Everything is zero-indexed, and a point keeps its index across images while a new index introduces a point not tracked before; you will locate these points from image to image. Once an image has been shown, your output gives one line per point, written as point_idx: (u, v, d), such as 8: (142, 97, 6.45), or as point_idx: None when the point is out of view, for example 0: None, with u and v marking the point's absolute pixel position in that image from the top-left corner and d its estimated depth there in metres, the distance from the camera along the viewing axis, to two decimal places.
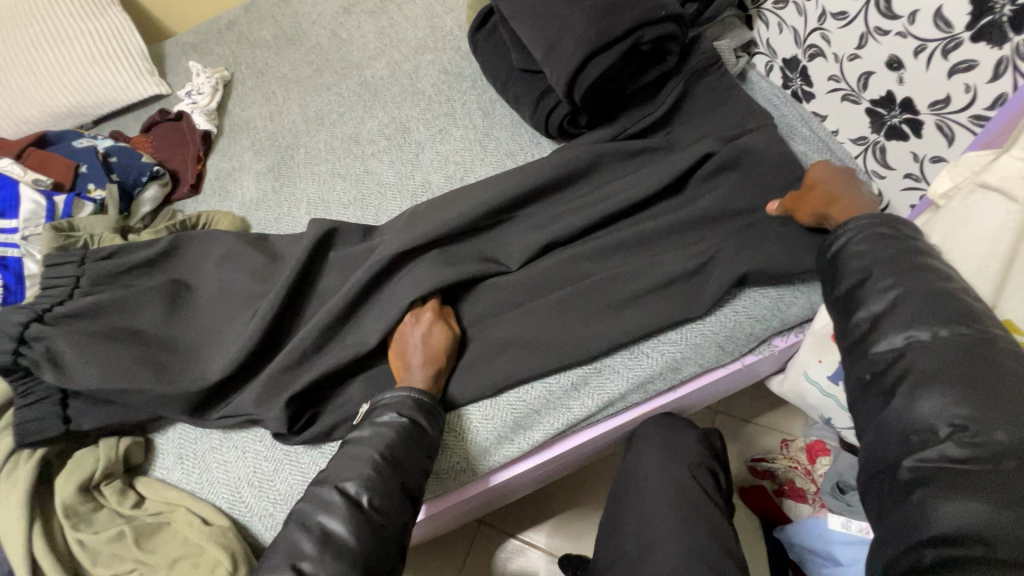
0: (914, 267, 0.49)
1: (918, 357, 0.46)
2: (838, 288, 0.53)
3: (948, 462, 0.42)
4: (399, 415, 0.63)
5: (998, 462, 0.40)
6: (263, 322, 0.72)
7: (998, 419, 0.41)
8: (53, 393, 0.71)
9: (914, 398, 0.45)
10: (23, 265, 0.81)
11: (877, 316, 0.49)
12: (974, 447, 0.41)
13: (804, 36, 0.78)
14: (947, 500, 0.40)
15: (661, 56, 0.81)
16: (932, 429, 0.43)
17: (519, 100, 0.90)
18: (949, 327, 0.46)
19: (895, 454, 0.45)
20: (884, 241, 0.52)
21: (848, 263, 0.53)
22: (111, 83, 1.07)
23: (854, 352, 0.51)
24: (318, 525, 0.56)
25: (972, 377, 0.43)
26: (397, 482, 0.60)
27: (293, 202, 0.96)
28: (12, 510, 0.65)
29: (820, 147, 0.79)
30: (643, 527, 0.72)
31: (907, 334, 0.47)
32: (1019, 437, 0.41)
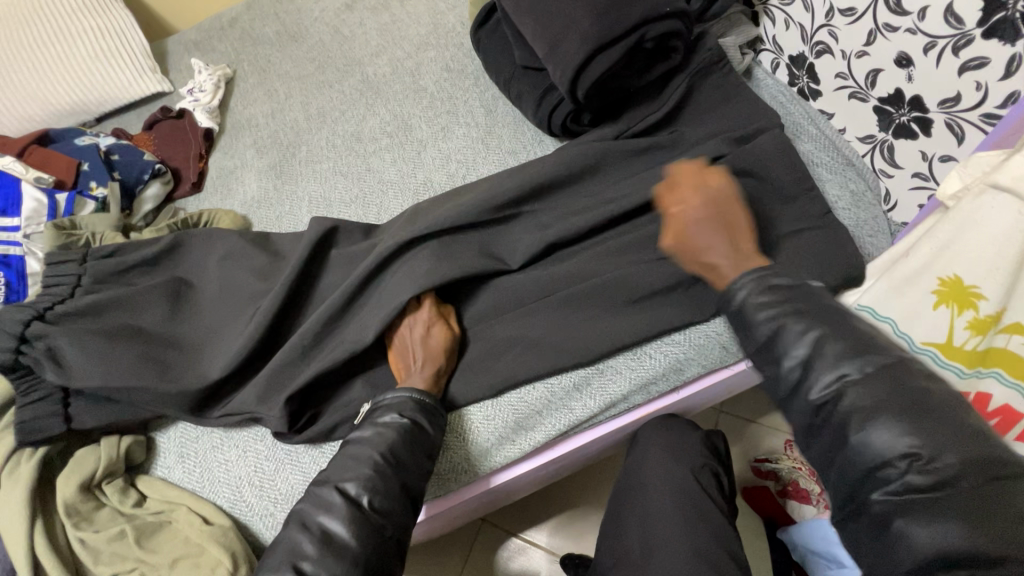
0: (827, 309, 0.49)
1: (855, 396, 0.45)
2: (755, 337, 0.51)
3: (915, 491, 0.41)
4: (400, 415, 0.62)
5: (956, 484, 0.40)
6: (265, 320, 0.72)
7: (945, 440, 0.41)
8: (54, 391, 0.71)
9: (866, 434, 0.43)
10: (25, 262, 0.81)
11: (805, 361, 0.48)
12: (930, 473, 0.41)
13: (811, 33, 0.76)
14: (924, 527, 0.40)
15: (666, 53, 0.80)
16: (891, 463, 0.42)
17: (522, 98, 0.89)
18: (873, 361, 0.46)
19: (862, 491, 0.44)
20: (781, 285, 0.51)
21: (758, 313, 0.51)
22: (113, 80, 1.07)
23: (792, 399, 0.49)
24: (319, 525, 0.56)
25: (911, 404, 0.43)
26: (398, 482, 0.59)
27: (295, 200, 0.95)
28: (14, 508, 0.65)
29: (827, 145, 0.79)
30: (646, 529, 0.71)
31: (838, 373, 0.46)
32: (966, 451, 0.41)
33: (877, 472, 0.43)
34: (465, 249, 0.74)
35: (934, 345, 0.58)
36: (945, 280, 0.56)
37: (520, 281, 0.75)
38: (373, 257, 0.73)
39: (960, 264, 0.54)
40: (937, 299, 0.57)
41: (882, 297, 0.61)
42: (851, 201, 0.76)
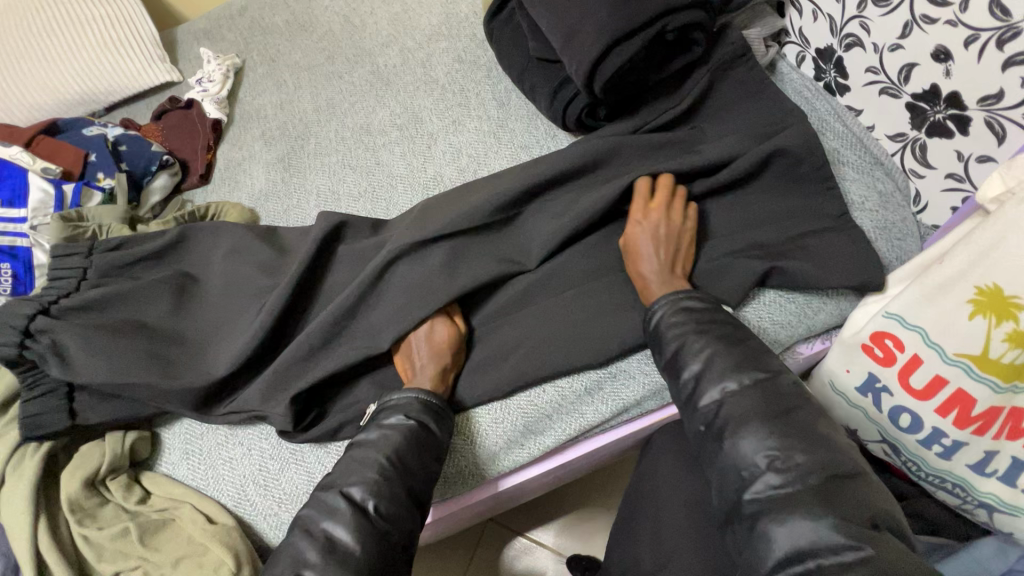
0: (722, 337, 0.58)
1: (732, 404, 0.53)
2: (663, 352, 0.61)
3: (772, 489, 0.48)
4: (406, 418, 0.61)
5: (804, 480, 0.48)
6: (271, 317, 0.71)
7: (797, 444, 0.50)
8: (58, 386, 0.70)
9: (736, 438, 0.52)
10: (32, 254, 0.80)
11: (698, 373, 0.57)
12: (784, 471, 0.49)
13: (840, 24, 0.73)
14: (780, 526, 0.46)
15: (687, 45, 0.77)
16: (754, 462, 0.50)
17: (535, 91, 0.86)
18: (749, 374, 0.55)
19: (735, 494, 0.50)
20: (692, 308, 0.61)
21: (668, 330, 0.61)
22: (122, 69, 1.05)
23: (687, 409, 0.57)
24: (324, 531, 0.54)
25: (775, 412, 0.52)
26: (404, 486, 0.57)
27: (303, 193, 0.94)
28: (19, 503, 0.65)
29: (854, 143, 0.76)
30: (658, 538, 0.69)
31: (722, 385, 0.55)
32: (815, 455, 0.49)
33: (745, 474, 0.50)
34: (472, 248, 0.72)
35: (968, 356, 0.55)
36: (983, 289, 0.52)
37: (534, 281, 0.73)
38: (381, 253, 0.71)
39: (998, 272, 0.51)
40: (973, 308, 0.53)
41: (912, 305, 0.58)
42: (878, 202, 0.73)
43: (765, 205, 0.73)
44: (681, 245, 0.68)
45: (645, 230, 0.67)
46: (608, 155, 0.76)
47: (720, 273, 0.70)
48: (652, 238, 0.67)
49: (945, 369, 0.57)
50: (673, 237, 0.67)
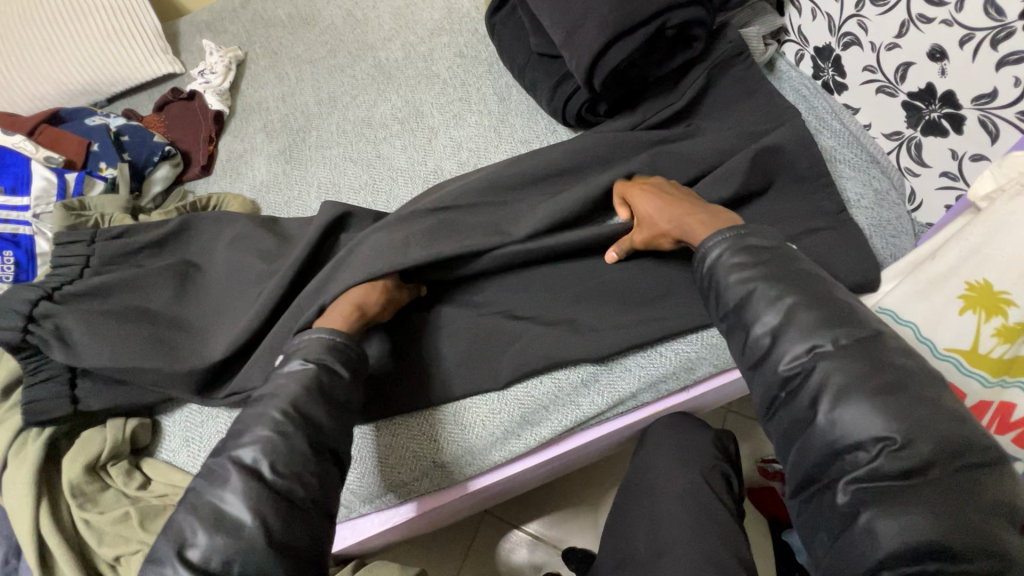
0: (808, 282, 0.53)
1: (830, 372, 0.48)
2: (727, 301, 0.56)
3: (884, 479, 0.45)
4: (305, 362, 0.56)
5: (927, 471, 0.44)
6: (269, 304, 0.71)
7: (920, 430, 0.44)
8: (61, 372, 0.71)
9: (837, 415, 0.47)
10: (34, 243, 0.81)
11: (774, 328, 0.52)
12: (902, 460, 0.44)
13: (838, 23, 0.73)
14: (889, 519, 0.44)
15: (687, 42, 0.77)
16: (862, 448, 0.46)
17: (536, 86, 0.87)
18: (845, 333, 0.49)
19: (831, 476, 0.48)
20: (755, 249, 0.56)
21: (730, 276, 0.56)
22: (125, 60, 1.06)
23: (761, 368, 0.53)
24: (210, 505, 0.49)
25: (883, 385, 0.46)
26: (306, 440, 0.53)
27: (304, 185, 0.94)
28: (21, 486, 0.66)
29: (851, 142, 0.77)
30: (654, 528, 0.71)
31: (811, 344, 0.49)
32: (939, 442, 0.44)
33: (845, 458, 0.47)
34: (464, 225, 0.72)
35: (958, 352, 0.55)
36: (974, 285, 0.54)
37: (531, 273, 0.74)
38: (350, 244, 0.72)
39: (989, 268, 0.53)
40: (964, 303, 0.55)
41: (906, 300, 0.59)
42: (874, 198, 0.74)
43: (759, 202, 0.74)
44: (688, 193, 0.69)
45: (648, 191, 0.68)
46: (604, 152, 0.77)
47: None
48: (667, 198, 0.66)
49: (936, 363, 0.58)
50: (674, 189, 0.69)
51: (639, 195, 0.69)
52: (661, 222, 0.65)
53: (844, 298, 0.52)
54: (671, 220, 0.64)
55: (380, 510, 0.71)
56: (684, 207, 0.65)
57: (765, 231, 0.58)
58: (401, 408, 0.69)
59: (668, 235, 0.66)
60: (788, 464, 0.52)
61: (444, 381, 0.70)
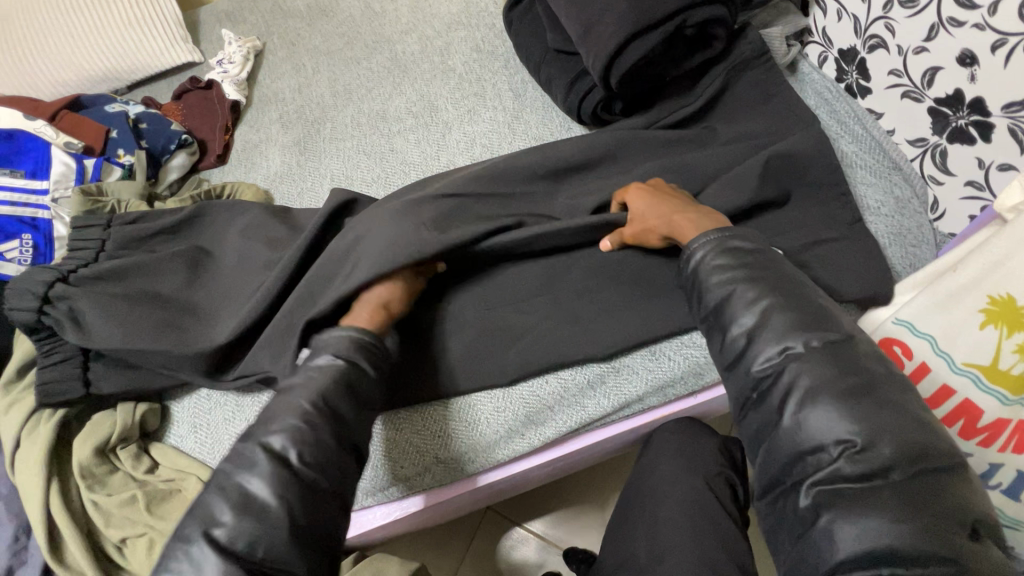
0: (785, 288, 0.53)
1: (798, 373, 0.49)
2: (707, 302, 0.56)
3: (843, 481, 0.45)
4: (335, 357, 0.56)
5: (886, 477, 0.44)
6: (278, 292, 0.71)
7: (882, 433, 0.45)
8: (75, 354, 0.72)
9: (803, 414, 0.47)
10: (52, 227, 0.82)
11: (751, 331, 0.52)
12: (863, 462, 0.44)
13: (865, 25, 0.71)
14: (847, 523, 0.43)
15: (706, 41, 0.76)
16: (824, 449, 0.46)
17: (551, 83, 0.86)
18: (818, 336, 0.50)
19: (795, 478, 0.47)
20: (736, 251, 0.57)
21: (712, 277, 0.56)
22: (146, 48, 1.07)
23: (736, 368, 0.53)
24: (237, 488, 0.49)
25: (850, 388, 0.47)
26: (330, 433, 0.53)
27: (316, 176, 0.95)
28: (33, 465, 0.67)
29: (873, 148, 0.75)
30: (652, 533, 0.70)
31: (784, 346, 0.50)
32: (899, 448, 0.44)
33: (809, 459, 0.47)
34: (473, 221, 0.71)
35: (977, 366, 0.54)
36: (996, 299, 0.53)
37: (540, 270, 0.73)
38: (351, 224, 0.71)
39: (1011, 283, 0.52)
40: (985, 318, 0.54)
41: (924, 312, 0.58)
42: (894, 207, 0.72)
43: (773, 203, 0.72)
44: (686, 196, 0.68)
45: (645, 190, 0.67)
46: (617, 152, 0.77)
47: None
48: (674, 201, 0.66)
49: (953, 378, 0.56)
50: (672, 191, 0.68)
51: (636, 192, 0.67)
52: (654, 219, 0.65)
53: (821, 303, 0.53)
54: (659, 220, 0.64)
55: (381, 504, 0.71)
56: (679, 207, 0.64)
57: (750, 232, 0.59)
58: (404, 402, 0.69)
59: (656, 231, 0.65)
60: (756, 459, 0.51)
61: (448, 375, 0.69)
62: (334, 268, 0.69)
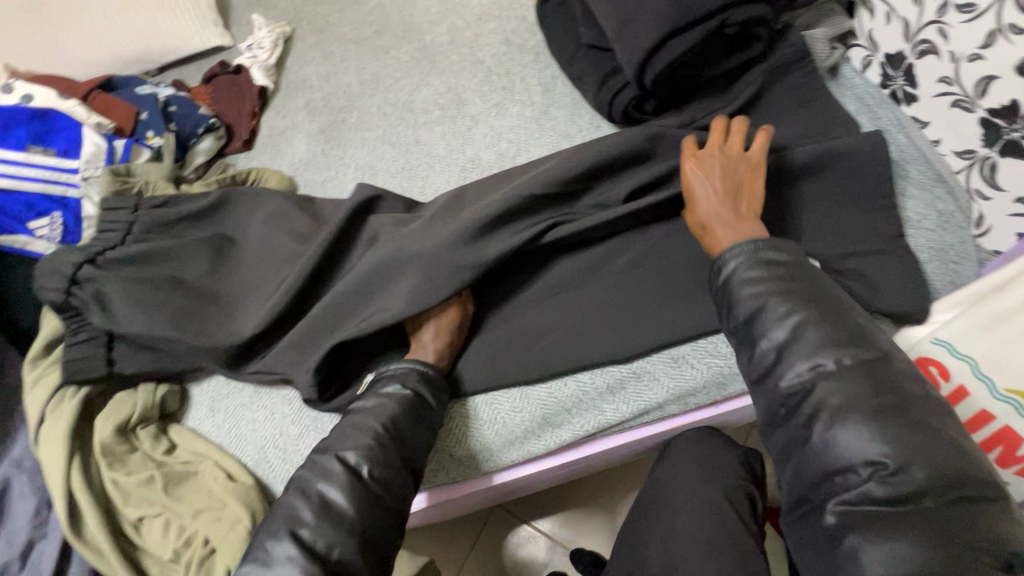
0: (819, 301, 0.54)
1: (829, 392, 0.50)
2: (737, 314, 0.56)
3: (871, 503, 0.46)
4: (402, 387, 0.60)
5: (918, 501, 0.45)
6: (301, 283, 0.71)
7: (915, 457, 0.46)
8: (99, 334, 0.72)
9: (832, 434, 0.49)
10: (81, 206, 0.83)
11: (781, 345, 0.53)
12: (893, 485, 0.46)
13: (915, 29, 0.68)
14: (874, 545, 0.45)
15: (747, 41, 0.74)
16: (854, 470, 0.48)
17: (583, 79, 0.84)
18: (850, 354, 0.51)
19: (821, 497, 0.49)
20: (771, 263, 0.56)
21: (743, 290, 0.56)
22: (178, 31, 1.07)
23: (765, 382, 0.54)
24: (317, 492, 0.54)
25: (884, 407, 0.48)
26: (397, 453, 0.57)
27: (341, 166, 0.94)
28: (56, 441, 0.68)
29: (917, 157, 0.72)
30: (666, 543, 0.69)
31: (814, 364, 0.51)
32: (933, 472, 0.45)
33: (837, 479, 0.48)
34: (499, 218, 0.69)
35: (1018, 393, 0.55)
36: None
37: (563, 271, 0.72)
38: (404, 228, 0.73)
39: None
40: None
41: (963, 333, 0.59)
42: (937, 221, 0.69)
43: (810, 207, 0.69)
44: (746, 177, 0.65)
45: (697, 165, 0.65)
46: (648, 151, 0.74)
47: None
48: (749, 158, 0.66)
49: (993, 405, 0.57)
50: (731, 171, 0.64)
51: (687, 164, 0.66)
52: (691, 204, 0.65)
53: (855, 319, 0.53)
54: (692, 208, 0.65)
55: None
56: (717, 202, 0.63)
57: (787, 244, 0.58)
58: None
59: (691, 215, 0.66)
60: (782, 477, 0.53)
61: (465, 372, 0.69)
62: (372, 267, 0.69)
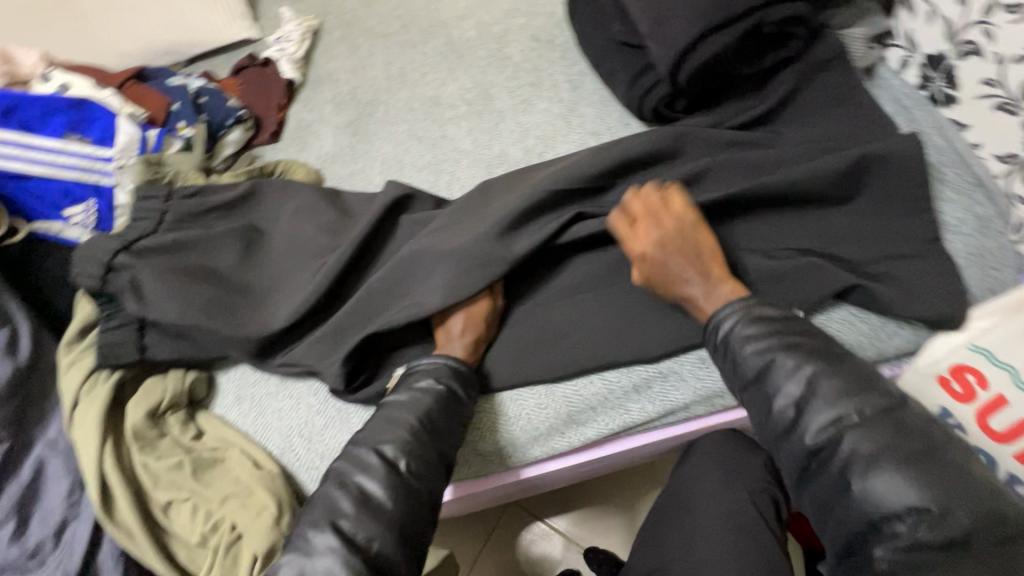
0: (819, 355, 0.56)
1: (857, 442, 0.51)
2: (745, 372, 0.57)
3: (923, 549, 0.47)
4: (436, 382, 0.61)
5: (965, 545, 0.47)
6: (332, 275, 0.72)
7: (954, 500, 0.48)
8: (131, 321, 0.74)
9: (870, 482, 0.50)
10: (114, 195, 0.84)
11: (797, 398, 0.55)
12: (939, 529, 0.47)
13: (959, 30, 0.67)
14: None
15: (784, 40, 0.73)
16: (900, 516, 0.48)
17: (613, 76, 0.83)
18: (867, 404, 0.53)
19: (869, 546, 0.49)
20: (767, 319, 0.59)
21: (745, 347, 0.58)
22: (208, 23, 1.09)
23: (788, 438, 0.55)
24: (356, 484, 0.54)
25: (912, 452, 0.50)
26: (433, 448, 0.58)
27: (368, 159, 0.95)
28: (89, 424, 0.70)
29: (956, 160, 0.71)
30: (690, 546, 0.68)
31: (834, 415, 0.53)
32: (974, 514, 0.47)
33: (883, 527, 0.49)
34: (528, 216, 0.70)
35: None
36: None
37: (592, 268, 0.71)
38: (434, 223, 0.73)
39: None
40: None
41: (1006, 341, 0.58)
42: (975, 227, 0.68)
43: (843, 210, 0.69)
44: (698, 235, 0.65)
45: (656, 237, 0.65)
46: (678, 148, 0.73)
47: (777, 272, 0.67)
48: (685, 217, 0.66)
49: None
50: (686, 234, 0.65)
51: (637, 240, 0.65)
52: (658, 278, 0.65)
53: (861, 366, 0.56)
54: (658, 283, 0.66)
55: None
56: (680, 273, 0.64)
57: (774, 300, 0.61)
58: None
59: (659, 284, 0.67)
60: (822, 527, 0.53)
61: (493, 368, 0.69)
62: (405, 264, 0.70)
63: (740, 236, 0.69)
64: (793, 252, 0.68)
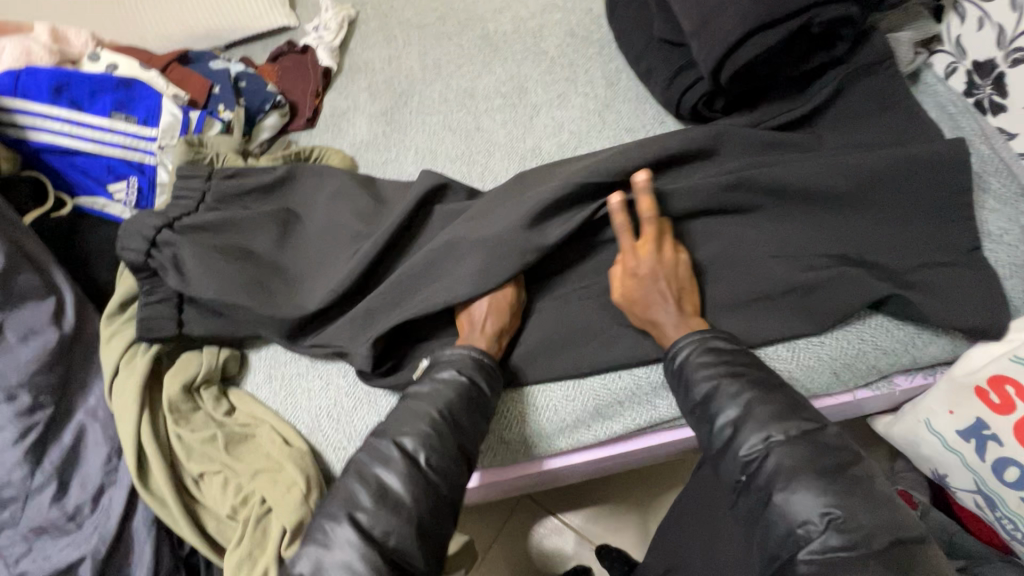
0: (760, 384, 0.57)
1: (778, 456, 0.52)
2: (693, 395, 0.59)
3: (832, 550, 0.48)
4: (459, 374, 0.62)
5: (866, 546, 0.47)
6: (365, 262, 0.73)
7: (856, 504, 0.49)
8: (171, 296, 0.76)
9: (788, 493, 0.50)
10: (157, 172, 0.87)
11: (735, 420, 0.55)
12: (846, 531, 0.48)
13: (1012, 36, 0.66)
14: None
15: (830, 41, 0.72)
16: (811, 521, 0.49)
17: (652, 73, 0.84)
18: (794, 426, 0.54)
19: (790, 551, 0.49)
20: (718, 349, 0.61)
21: (697, 372, 0.59)
22: (249, 10, 1.10)
23: (723, 458, 0.56)
24: (374, 475, 0.55)
25: (827, 468, 0.51)
26: (453, 440, 0.58)
27: (401, 149, 0.96)
28: (128, 394, 0.72)
29: (1001, 169, 0.70)
30: (709, 551, 0.68)
31: (765, 435, 0.53)
32: (876, 517, 0.48)
33: (796, 532, 0.49)
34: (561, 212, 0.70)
35: None
36: None
37: None
38: (468, 212, 0.74)
39: None
40: None
41: None
42: (1018, 237, 0.67)
43: (886, 216, 0.67)
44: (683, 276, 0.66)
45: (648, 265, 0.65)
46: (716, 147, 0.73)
47: (811, 282, 0.66)
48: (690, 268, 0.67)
49: None
50: (676, 275, 0.66)
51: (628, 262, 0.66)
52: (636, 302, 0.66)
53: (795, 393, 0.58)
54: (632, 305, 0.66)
55: None
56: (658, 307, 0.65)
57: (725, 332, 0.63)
58: None
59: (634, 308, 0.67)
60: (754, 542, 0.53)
61: (522, 364, 0.69)
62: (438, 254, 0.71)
63: (773, 240, 0.69)
64: (829, 260, 0.67)
